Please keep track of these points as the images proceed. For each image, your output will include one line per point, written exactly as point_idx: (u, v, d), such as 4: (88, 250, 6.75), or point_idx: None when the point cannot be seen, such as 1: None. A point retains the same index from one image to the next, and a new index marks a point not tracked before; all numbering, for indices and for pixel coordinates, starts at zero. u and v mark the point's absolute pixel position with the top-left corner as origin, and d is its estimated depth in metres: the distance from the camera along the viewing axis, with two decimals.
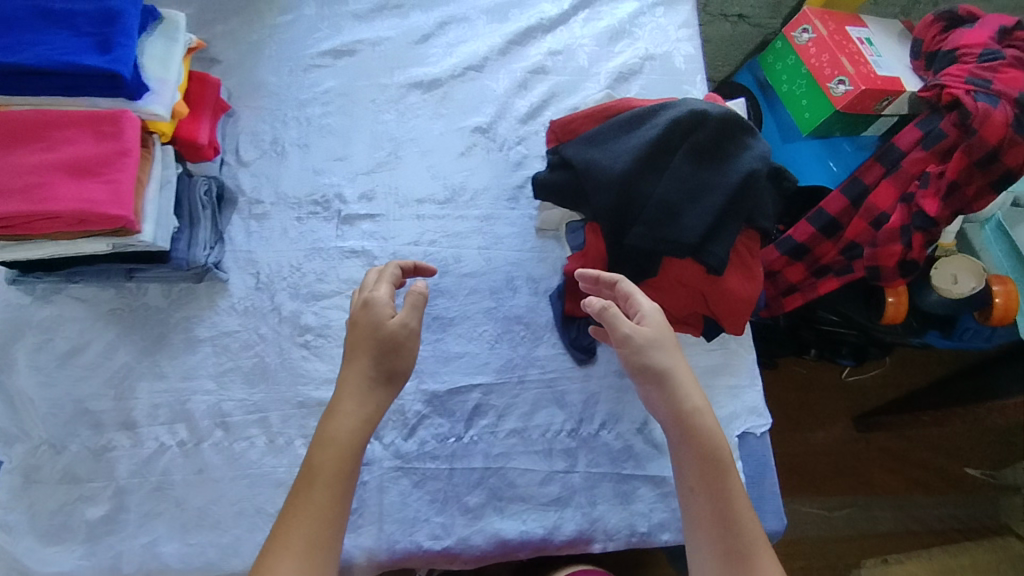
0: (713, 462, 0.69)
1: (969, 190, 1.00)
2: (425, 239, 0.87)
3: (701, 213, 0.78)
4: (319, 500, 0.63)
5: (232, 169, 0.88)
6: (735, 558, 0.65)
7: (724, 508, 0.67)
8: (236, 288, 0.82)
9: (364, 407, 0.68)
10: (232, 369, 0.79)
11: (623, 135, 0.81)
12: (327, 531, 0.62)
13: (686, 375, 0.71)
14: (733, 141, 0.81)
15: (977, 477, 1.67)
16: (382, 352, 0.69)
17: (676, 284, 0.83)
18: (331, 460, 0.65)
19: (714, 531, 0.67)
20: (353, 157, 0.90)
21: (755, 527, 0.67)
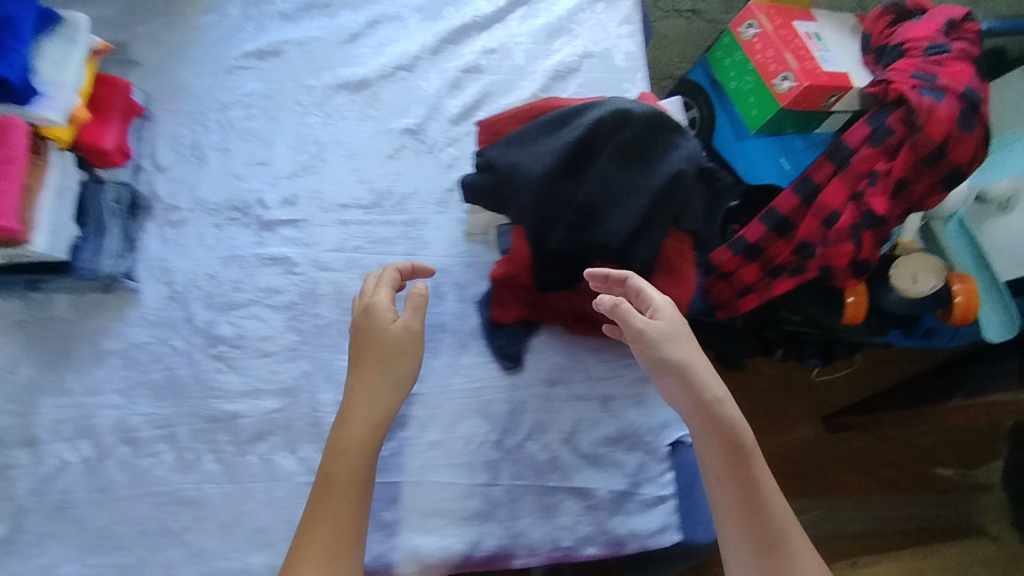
0: (737, 451, 0.68)
1: (916, 188, 0.97)
2: (348, 245, 0.85)
3: (626, 215, 0.76)
4: (340, 506, 0.62)
5: (149, 175, 0.85)
6: (767, 543, 0.66)
7: (753, 495, 0.67)
8: (148, 298, 0.80)
9: (378, 411, 0.67)
10: (141, 383, 0.77)
11: (547, 136, 0.78)
12: (349, 537, 0.62)
13: (705, 365, 0.70)
14: (660, 141, 0.78)
15: (950, 477, 1.63)
16: (387, 358, 0.69)
17: None
18: (349, 466, 0.64)
19: (744, 519, 0.67)
20: (276, 161, 0.87)
21: (784, 510, 0.68)
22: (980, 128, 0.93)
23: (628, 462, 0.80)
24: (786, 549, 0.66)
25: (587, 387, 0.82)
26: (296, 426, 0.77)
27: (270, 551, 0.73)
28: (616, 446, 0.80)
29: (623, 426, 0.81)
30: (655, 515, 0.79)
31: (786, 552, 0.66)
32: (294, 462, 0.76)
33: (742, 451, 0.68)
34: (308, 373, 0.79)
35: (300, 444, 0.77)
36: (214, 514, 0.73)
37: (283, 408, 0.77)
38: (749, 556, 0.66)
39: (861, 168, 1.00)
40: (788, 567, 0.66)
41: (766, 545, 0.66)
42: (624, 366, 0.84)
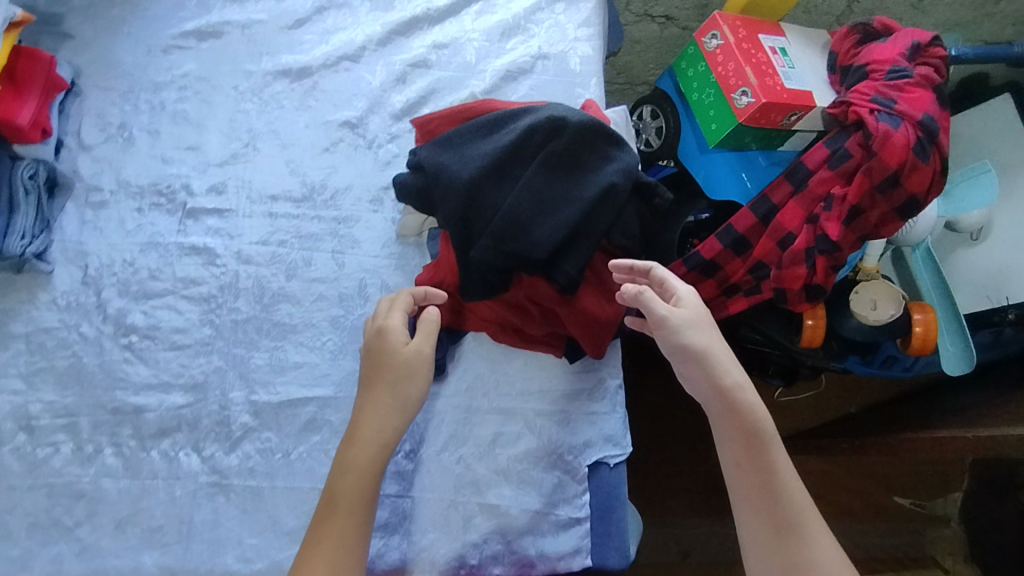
0: (754, 437, 0.66)
1: (871, 216, 0.95)
2: (274, 239, 0.82)
3: (554, 226, 0.74)
4: (342, 528, 0.60)
5: (73, 153, 0.83)
6: (784, 532, 0.64)
7: (771, 482, 0.65)
8: (60, 281, 0.77)
9: (384, 432, 0.65)
10: (44, 370, 0.74)
11: (480, 140, 0.76)
12: (351, 557, 0.60)
13: (725, 352, 0.69)
14: (595, 152, 0.76)
15: (907, 507, 1.61)
16: (394, 381, 0.66)
17: (530, 303, 0.78)
18: (354, 487, 0.62)
19: (761, 505, 0.65)
20: (207, 147, 0.85)
21: (803, 498, 0.66)
22: (937, 158, 0.91)
23: (546, 481, 0.77)
24: (803, 538, 0.64)
25: (509, 401, 0.80)
26: (203, 423, 0.74)
27: (164, 551, 0.70)
28: (535, 464, 0.78)
29: (544, 444, 0.78)
30: (568, 537, 0.76)
31: (805, 541, 0.64)
32: (197, 461, 0.73)
33: (762, 438, 0.66)
34: (220, 369, 0.77)
35: (205, 442, 0.74)
36: (109, 509, 0.71)
37: (190, 405, 0.75)
38: (764, 541, 0.64)
39: (818, 192, 0.99)
40: (805, 554, 0.64)
41: (783, 532, 0.64)
42: (550, 381, 0.81)
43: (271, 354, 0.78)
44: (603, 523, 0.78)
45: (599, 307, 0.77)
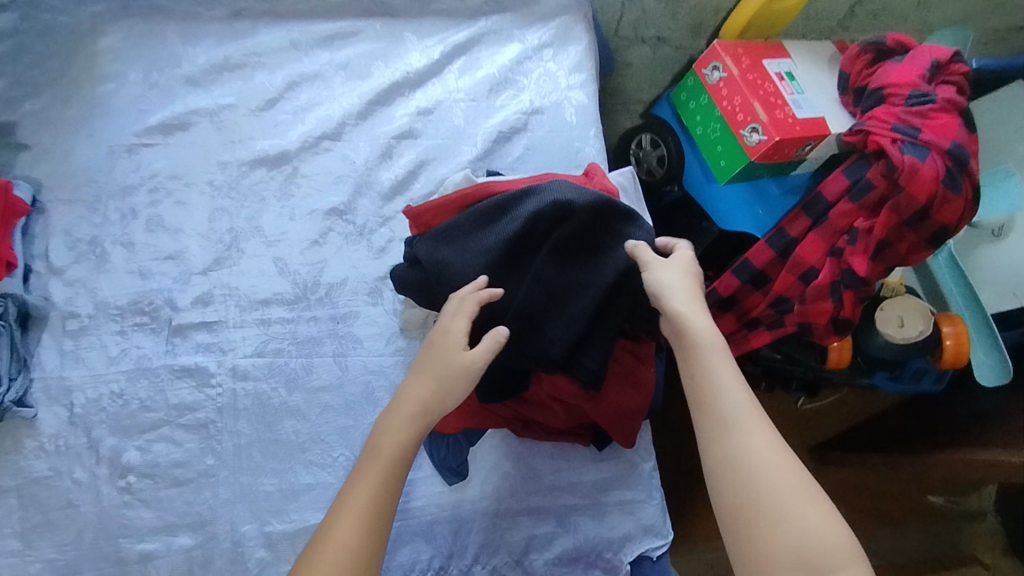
0: (700, 345, 0.61)
1: (899, 248, 0.90)
2: (269, 348, 0.77)
3: (571, 320, 0.68)
4: (379, 481, 0.56)
5: (43, 279, 0.76)
6: (734, 437, 0.56)
7: (717, 388, 0.59)
8: (46, 423, 0.72)
9: (429, 411, 0.60)
10: (39, 525, 0.69)
11: (480, 230, 0.70)
12: (378, 521, 0.54)
13: (687, 283, 0.65)
14: (607, 231, 0.70)
15: (941, 505, 1.58)
16: (441, 362, 0.62)
17: (548, 401, 0.73)
18: (397, 447, 0.57)
19: (707, 415, 0.59)
20: (186, 253, 0.79)
21: (756, 407, 0.58)
22: (968, 187, 0.86)
23: None
24: (751, 440, 0.56)
25: (539, 500, 0.75)
26: (217, 564, 0.70)
27: None
28: (572, 566, 0.74)
29: (581, 542, 0.74)
30: None
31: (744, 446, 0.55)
32: None
33: (709, 346, 0.61)
34: (228, 502, 0.71)
35: None
36: None
37: (200, 545, 0.70)
38: (717, 447, 0.56)
39: (840, 224, 0.93)
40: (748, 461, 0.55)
41: (730, 435, 0.56)
42: (580, 473, 0.77)
43: (281, 479, 0.73)
44: None
45: (626, 398, 0.73)
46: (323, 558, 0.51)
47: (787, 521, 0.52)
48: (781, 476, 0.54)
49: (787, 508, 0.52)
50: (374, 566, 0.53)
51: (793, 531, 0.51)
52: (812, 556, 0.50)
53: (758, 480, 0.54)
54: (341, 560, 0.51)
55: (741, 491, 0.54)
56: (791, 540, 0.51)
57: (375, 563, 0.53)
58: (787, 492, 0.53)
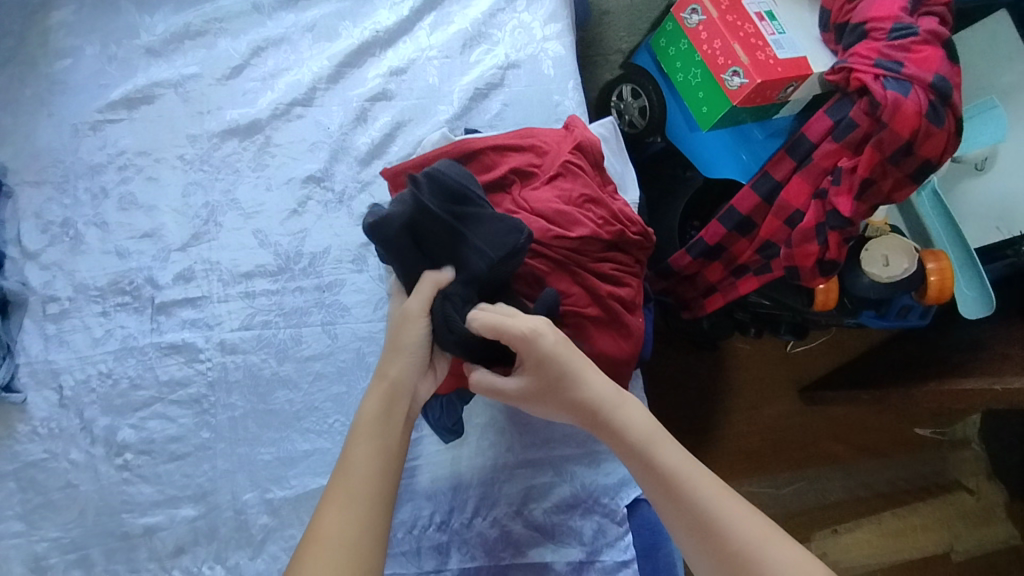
0: (642, 454, 0.64)
1: (884, 185, 0.90)
2: (257, 321, 0.77)
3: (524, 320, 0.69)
4: (365, 452, 0.60)
5: (18, 264, 0.75)
6: (715, 538, 0.60)
7: (673, 493, 0.62)
8: (37, 408, 0.71)
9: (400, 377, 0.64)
10: (41, 506, 0.69)
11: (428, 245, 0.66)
12: (369, 490, 0.58)
13: (594, 381, 0.65)
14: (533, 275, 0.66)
15: (928, 436, 1.62)
16: (397, 336, 0.64)
17: None
18: (373, 413, 0.62)
19: (681, 512, 0.62)
20: (162, 230, 0.78)
21: (712, 488, 0.62)
22: (951, 119, 0.86)
23: (585, 528, 0.75)
24: (732, 523, 0.60)
25: (535, 452, 0.77)
26: (222, 532, 0.71)
27: None
28: (571, 513, 0.75)
29: (578, 490, 0.76)
30: None
31: (723, 531, 0.60)
32: (222, 572, 0.70)
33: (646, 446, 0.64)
34: (228, 472, 0.72)
35: (228, 550, 0.71)
36: None
37: (203, 515, 0.71)
38: (701, 554, 0.60)
39: (824, 165, 0.93)
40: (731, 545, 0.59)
41: (711, 531, 0.60)
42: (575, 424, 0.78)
43: (278, 448, 0.74)
44: (650, 560, 0.76)
45: (616, 346, 0.73)
46: (322, 537, 0.55)
47: None
48: (765, 549, 0.58)
49: None
50: (376, 530, 0.57)
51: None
52: None
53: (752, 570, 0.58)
54: (335, 542, 0.55)
55: None
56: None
57: (379, 525, 0.57)
58: (777, 565, 0.57)
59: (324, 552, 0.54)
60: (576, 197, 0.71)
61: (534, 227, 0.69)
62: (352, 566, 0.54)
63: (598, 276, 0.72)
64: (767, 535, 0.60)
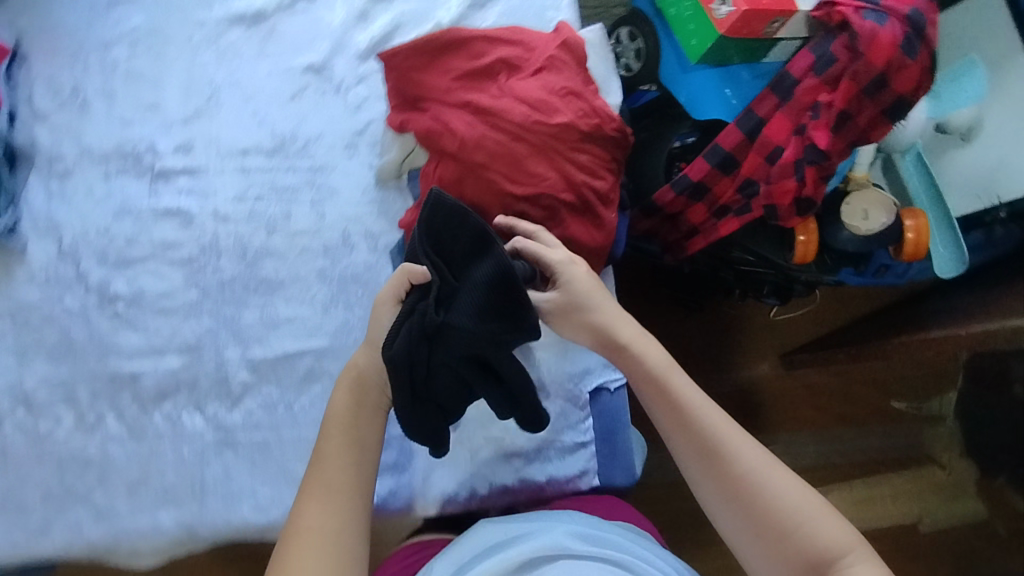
0: (658, 381, 0.69)
1: (859, 120, 0.95)
2: (250, 194, 0.81)
3: (493, 377, 0.67)
4: (339, 446, 0.64)
5: (28, 123, 0.79)
6: (720, 463, 0.65)
7: (686, 418, 0.67)
8: (36, 256, 0.75)
9: (365, 374, 0.68)
10: (33, 346, 0.73)
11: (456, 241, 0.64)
12: (348, 480, 0.63)
13: (614, 311, 0.72)
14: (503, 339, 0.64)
15: (903, 410, 1.58)
16: (371, 329, 0.68)
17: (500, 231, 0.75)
18: (342, 412, 0.66)
19: (691, 438, 0.67)
20: (166, 104, 0.82)
21: (718, 417, 0.68)
22: (926, 55, 0.91)
23: (549, 410, 0.79)
24: (740, 453, 0.65)
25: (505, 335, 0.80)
26: (202, 383, 0.75)
27: (180, 507, 0.71)
28: (537, 395, 0.80)
29: (544, 374, 0.80)
30: (575, 460, 0.79)
31: (729, 457, 0.65)
32: (200, 421, 0.74)
33: (663, 376, 0.69)
34: (211, 330, 0.76)
35: (206, 401, 0.74)
36: (119, 474, 0.71)
37: (186, 367, 0.75)
38: (703, 475, 0.66)
39: (805, 100, 0.97)
40: (735, 470, 0.65)
41: (717, 457, 0.65)
42: None
43: (261, 312, 0.77)
44: (607, 445, 0.81)
45: (588, 234, 0.77)
46: (304, 534, 0.59)
47: (795, 519, 0.62)
48: (768, 481, 0.64)
49: (787, 509, 0.62)
50: (359, 514, 0.62)
51: (785, 517, 0.62)
52: (824, 554, 0.61)
53: (756, 497, 0.63)
54: (316, 531, 0.59)
55: (758, 508, 0.63)
56: (792, 531, 0.62)
57: (361, 510, 0.62)
58: (772, 487, 0.63)
59: (306, 544, 0.58)
60: (558, 88, 0.75)
61: (515, 112, 0.73)
62: (337, 551, 0.59)
63: (575, 165, 0.76)
64: (771, 468, 0.65)
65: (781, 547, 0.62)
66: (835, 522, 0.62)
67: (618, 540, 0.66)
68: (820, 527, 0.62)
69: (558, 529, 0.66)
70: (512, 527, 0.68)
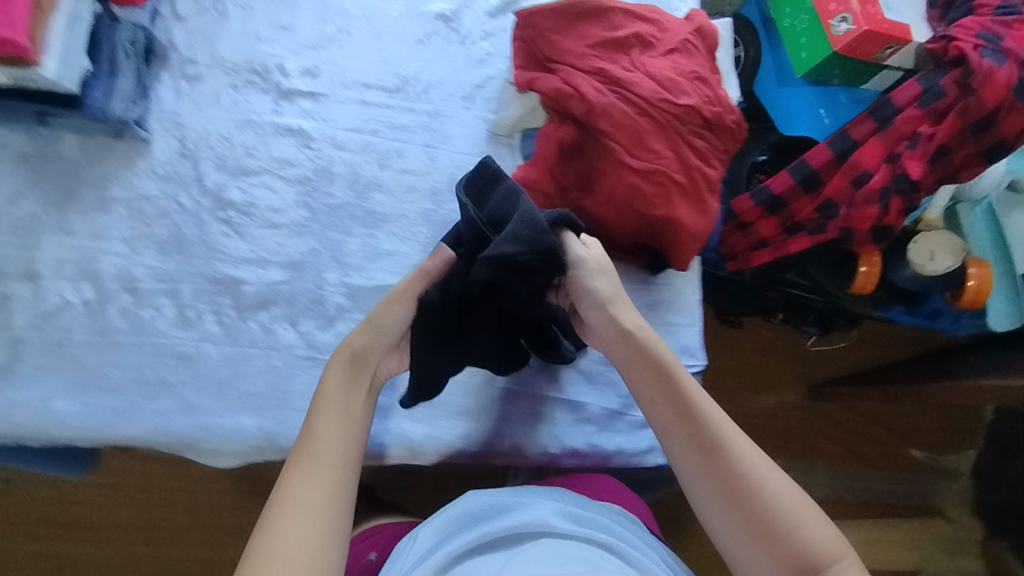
0: (662, 370, 0.67)
1: (957, 157, 0.94)
2: (367, 128, 0.82)
3: (510, 338, 0.74)
4: (334, 422, 0.62)
5: (167, 23, 0.81)
6: (720, 462, 0.62)
7: (688, 410, 0.65)
8: (159, 150, 0.77)
9: (360, 353, 0.66)
10: (145, 236, 0.75)
11: (495, 197, 0.66)
12: (342, 456, 0.60)
13: (626, 297, 0.70)
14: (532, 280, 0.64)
15: (922, 461, 1.45)
16: (380, 314, 0.67)
17: (607, 202, 0.77)
18: (339, 387, 0.64)
19: (688, 435, 0.64)
20: (299, 28, 0.84)
21: (718, 412, 0.65)
22: None
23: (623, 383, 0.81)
24: (741, 451, 0.63)
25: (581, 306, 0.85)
26: (299, 300, 0.76)
27: (262, 416, 0.72)
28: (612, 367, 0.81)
29: None
30: (643, 436, 0.80)
31: (728, 456, 0.62)
32: (294, 335, 0.75)
33: (666, 368, 0.67)
34: (315, 250, 0.78)
35: (301, 318, 0.76)
36: (210, 373, 0.73)
37: (287, 282, 0.76)
38: (701, 475, 0.63)
39: (904, 129, 0.97)
40: (734, 470, 0.62)
41: (716, 456, 0.63)
42: (634, 290, 0.84)
43: (364, 242, 0.79)
44: None
45: (693, 218, 0.78)
46: (289, 507, 0.55)
47: (791, 523, 0.59)
48: (768, 482, 0.61)
49: (783, 512, 0.59)
50: (349, 489, 0.59)
51: (782, 520, 0.59)
52: (821, 561, 0.57)
53: (753, 499, 0.60)
54: (305, 500, 0.56)
55: (753, 510, 0.60)
56: (789, 535, 0.59)
57: (353, 485, 0.60)
58: (771, 489, 0.60)
59: (293, 513, 0.55)
60: (687, 71, 0.77)
61: (645, 87, 0.75)
62: (326, 521, 0.56)
63: (691, 149, 0.78)
64: (769, 471, 0.62)
65: (777, 552, 0.59)
66: (832, 531, 0.59)
67: (608, 525, 0.65)
68: (819, 534, 0.59)
69: (545, 509, 0.64)
70: (500, 500, 0.68)
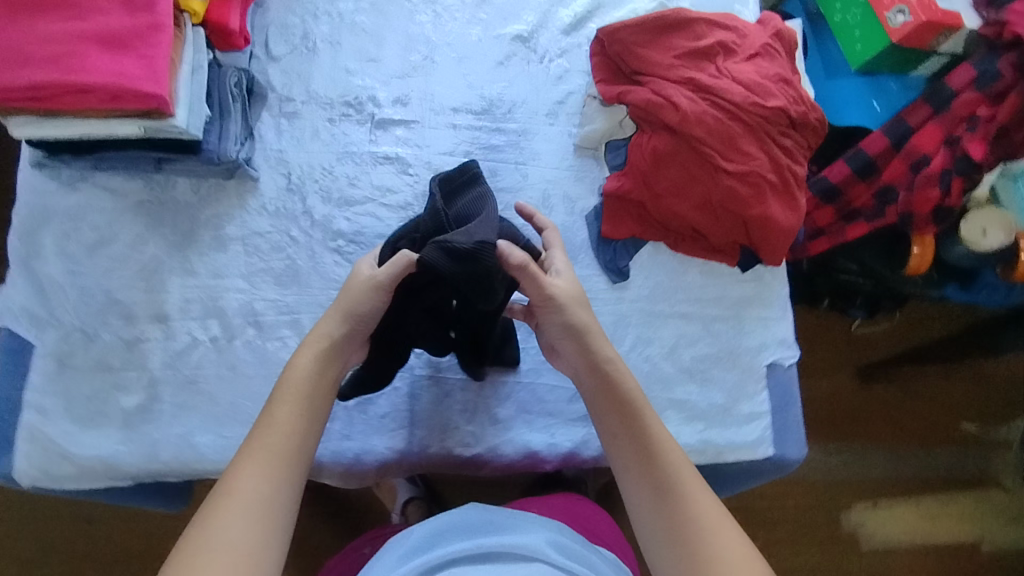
0: (625, 405, 0.64)
1: (1016, 135, 0.99)
2: (459, 150, 0.85)
3: (442, 331, 0.75)
4: (293, 416, 0.59)
5: (262, 64, 0.84)
6: (671, 505, 0.58)
7: (648, 448, 0.61)
8: (267, 187, 0.80)
9: (327, 341, 0.64)
10: (263, 270, 0.78)
11: (466, 202, 0.69)
12: (289, 460, 0.57)
13: (602, 328, 0.68)
14: (479, 292, 0.66)
15: (971, 432, 1.40)
16: (348, 297, 0.65)
17: (700, 204, 0.81)
18: (307, 373, 0.62)
19: (645, 473, 0.61)
20: (386, 59, 0.86)
21: (680, 455, 0.62)
22: None
23: (726, 379, 0.83)
24: (695, 495, 0.59)
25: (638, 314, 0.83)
26: None
27: None
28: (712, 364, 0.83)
29: (723, 346, 0.84)
30: (752, 429, 0.81)
31: (681, 500, 0.58)
32: None
33: (632, 405, 0.64)
34: None
35: None
36: None
37: None
38: (649, 514, 0.59)
39: (962, 112, 1.00)
40: (680, 515, 0.58)
41: (669, 497, 0.59)
42: (727, 287, 0.86)
43: None
44: (780, 417, 0.84)
45: (785, 214, 0.81)
46: (230, 502, 0.53)
47: None
48: (711, 541, 0.56)
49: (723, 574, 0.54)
50: (290, 498, 0.56)
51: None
52: None
53: (693, 550, 0.56)
54: (246, 497, 0.54)
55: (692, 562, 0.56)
56: None
57: (295, 495, 0.57)
58: (715, 545, 0.56)
59: (231, 513, 0.53)
60: (772, 74, 0.80)
61: (735, 92, 0.78)
62: (259, 524, 0.53)
63: (780, 149, 0.81)
64: (720, 526, 0.57)
65: None
66: None
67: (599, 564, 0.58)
68: None
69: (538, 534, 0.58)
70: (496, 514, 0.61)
